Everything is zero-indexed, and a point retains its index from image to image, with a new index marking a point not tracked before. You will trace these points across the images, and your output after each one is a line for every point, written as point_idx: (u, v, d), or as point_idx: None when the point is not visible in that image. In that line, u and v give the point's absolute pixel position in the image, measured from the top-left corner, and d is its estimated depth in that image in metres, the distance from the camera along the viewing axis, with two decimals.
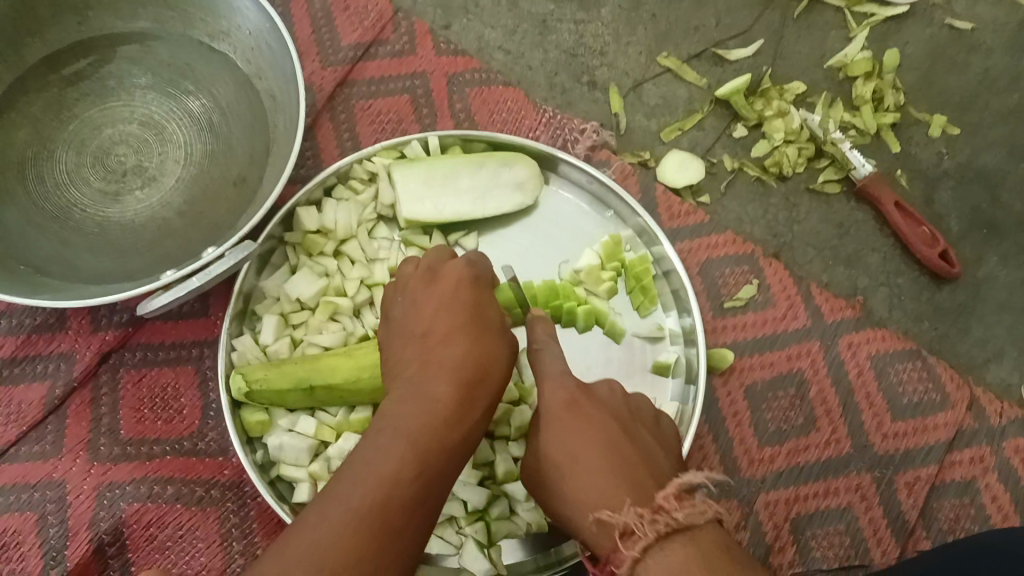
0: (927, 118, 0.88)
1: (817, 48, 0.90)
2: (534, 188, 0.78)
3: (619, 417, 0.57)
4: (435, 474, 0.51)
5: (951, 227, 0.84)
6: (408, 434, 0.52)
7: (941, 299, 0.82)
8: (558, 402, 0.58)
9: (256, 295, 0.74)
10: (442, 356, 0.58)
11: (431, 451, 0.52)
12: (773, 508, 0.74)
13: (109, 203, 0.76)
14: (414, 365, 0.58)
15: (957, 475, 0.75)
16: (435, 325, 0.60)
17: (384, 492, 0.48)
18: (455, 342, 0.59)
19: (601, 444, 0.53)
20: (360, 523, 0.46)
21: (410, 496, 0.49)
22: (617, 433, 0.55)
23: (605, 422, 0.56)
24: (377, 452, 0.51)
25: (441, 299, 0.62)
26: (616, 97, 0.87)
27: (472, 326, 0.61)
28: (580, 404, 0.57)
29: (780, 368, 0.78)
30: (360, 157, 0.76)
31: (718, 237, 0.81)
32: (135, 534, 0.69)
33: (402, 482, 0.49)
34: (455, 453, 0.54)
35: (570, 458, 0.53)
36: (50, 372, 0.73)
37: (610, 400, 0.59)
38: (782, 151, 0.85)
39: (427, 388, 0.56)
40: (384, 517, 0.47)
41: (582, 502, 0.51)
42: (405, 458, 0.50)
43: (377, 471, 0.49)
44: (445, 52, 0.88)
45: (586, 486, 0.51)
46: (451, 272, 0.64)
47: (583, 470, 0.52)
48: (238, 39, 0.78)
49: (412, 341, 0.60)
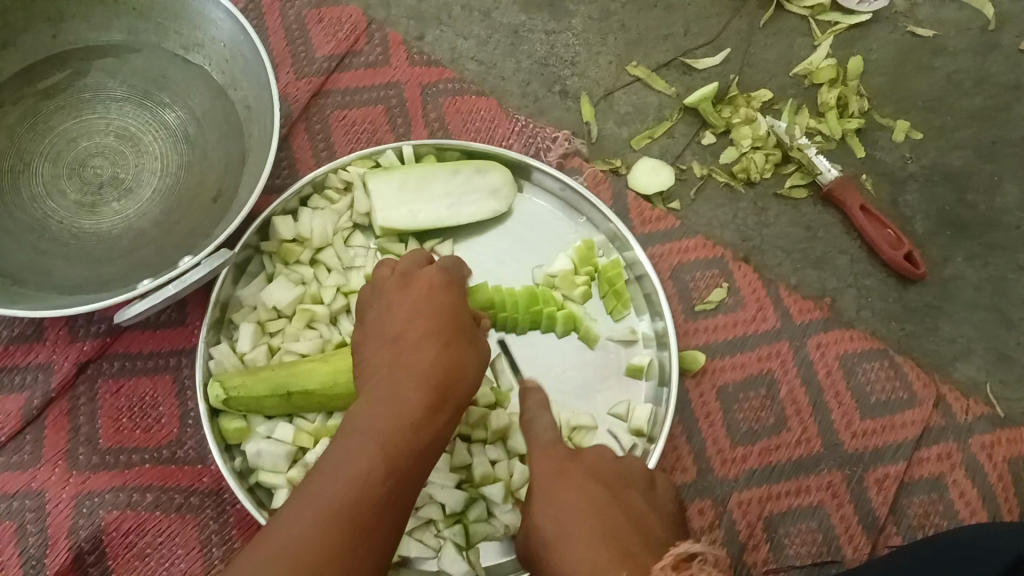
0: (891, 124, 0.90)
1: (784, 56, 0.93)
2: (507, 194, 0.79)
3: (610, 480, 0.58)
4: (407, 475, 0.53)
5: (917, 229, 0.87)
6: (378, 435, 0.53)
7: (908, 299, 0.84)
8: (545, 471, 0.59)
9: (233, 303, 0.74)
10: (413, 360, 0.57)
11: (399, 454, 0.53)
12: (746, 507, 0.76)
13: (85, 214, 0.77)
14: (384, 367, 0.58)
15: (925, 471, 0.77)
16: (408, 328, 0.59)
17: (355, 494, 0.50)
18: (427, 345, 0.58)
19: (591, 512, 0.53)
20: (333, 522, 0.49)
21: (381, 498, 0.51)
22: (606, 499, 0.54)
23: (595, 486, 0.56)
24: (347, 454, 0.52)
25: (413, 302, 0.61)
26: (588, 106, 0.89)
27: (444, 328, 0.60)
28: (565, 471, 0.58)
29: (751, 368, 0.79)
30: (335, 166, 0.76)
31: (689, 241, 0.83)
32: (114, 542, 0.70)
33: (372, 483, 0.51)
34: (426, 454, 0.55)
35: (558, 529, 0.53)
36: (28, 382, 0.73)
37: (602, 466, 0.59)
38: (750, 157, 0.87)
39: (397, 393, 0.56)
40: (354, 516, 0.50)
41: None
42: (374, 459, 0.52)
43: (347, 472, 0.51)
44: (419, 62, 0.89)
45: (576, 558, 0.50)
46: (425, 275, 0.63)
47: (573, 539, 0.52)
48: (213, 51, 0.78)
49: (384, 343, 0.60)
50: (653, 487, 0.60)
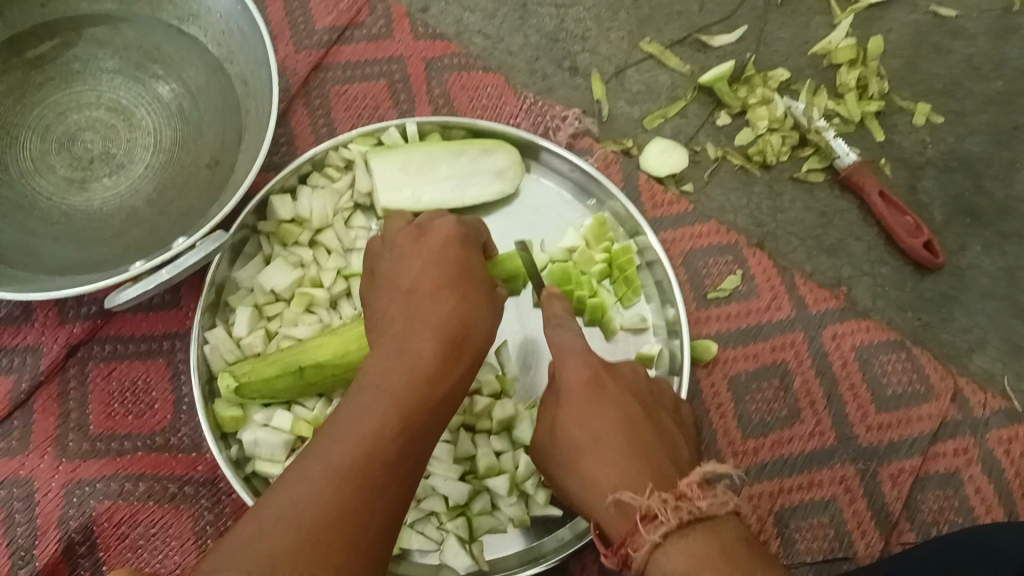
0: (911, 107, 0.87)
1: (801, 34, 0.89)
2: (514, 176, 0.76)
3: (641, 400, 0.57)
4: (421, 429, 0.51)
5: (935, 216, 0.84)
6: (392, 390, 0.50)
7: (925, 289, 0.81)
8: (577, 379, 0.57)
9: (228, 286, 0.72)
10: (427, 313, 0.56)
11: (414, 406, 0.50)
12: (757, 500, 0.73)
13: (75, 191, 0.74)
14: (398, 321, 0.56)
15: (941, 466, 0.75)
16: (421, 281, 0.58)
17: (367, 448, 0.47)
18: (442, 298, 0.57)
19: (621, 427, 0.52)
20: (345, 478, 0.45)
21: (394, 453, 0.48)
22: (637, 415, 0.54)
23: (626, 404, 0.55)
24: (359, 408, 0.49)
25: (427, 255, 0.60)
26: (598, 84, 0.86)
27: (458, 282, 0.59)
28: (600, 384, 0.56)
29: (764, 359, 0.77)
30: (335, 144, 0.73)
31: (702, 226, 0.81)
32: (106, 533, 0.67)
33: (384, 438, 0.48)
34: (441, 407, 0.52)
35: (590, 434, 0.53)
36: (16, 365, 0.71)
37: (633, 383, 0.59)
38: (765, 139, 0.84)
39: (411, 345, 0.54)
40: (366, 469, 0.46)
41: (599, 483, 0.50)
42: (386, 412, 0.49)
43: (359, 427, 0.48)
44: (423, 36, 0.86)
45: (603, 465, 0.51)
46: (439, 228, 0.61)
47: (603, 448, 0.52)
48: (208, 22, 0.75)
49: (397, 296, 0.58)
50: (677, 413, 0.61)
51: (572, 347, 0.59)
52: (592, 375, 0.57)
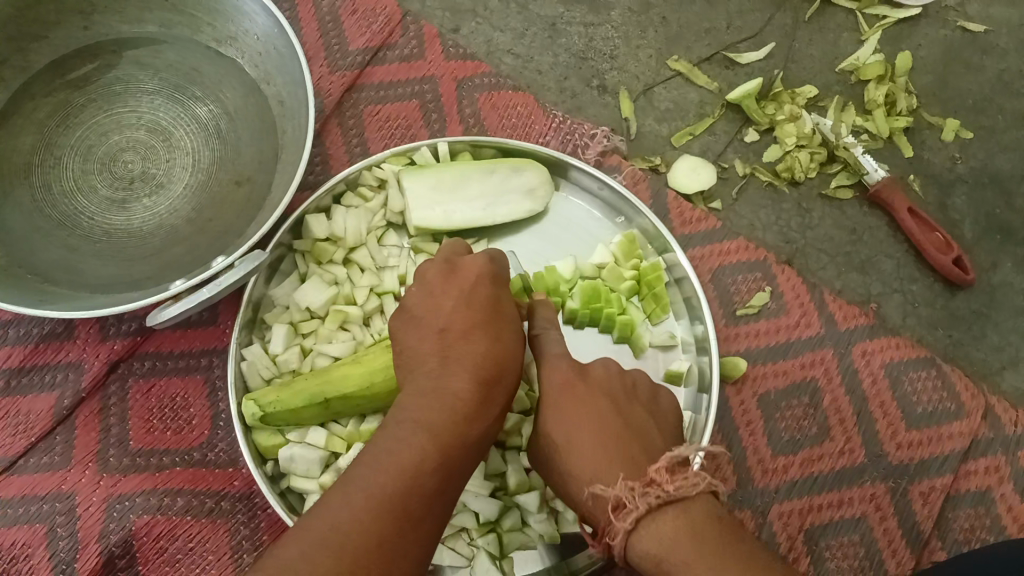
0: (940, 123, 0.87)
1: (830, 51, 0.90)
2: (544, 194, 0.77)
3: (613, 393, 0.60)
4: (456, 468, 0.53)
5: (965, 233, 0.84)
6: (429, 427, 0.53)
7: (955, 305, 0.81)
8: (554, 380, 0.60)
9: (265, 303, 0.74)
10: (462, 353, 0.58)
11: (452, 446, 0.53)
12: (786, 518, 0.74)
13: (116, 210, 0.76)
14: (432, 359, 0.58)
15: (972, 484, 0.75)
16: (454, 321, 0.60)
17: (408, 483, 0.50)
18: (475, 338, 0.59)
19: (593, 424, 0.56)
20: (386, 512, 0.48)
21: (431, 487, 0.51)
22: (613, 412, 0.57)
23: (601, 396, 0.59)
24: (398, 442, 0.52)
25: (458, 291, 0.62)
26: (627, 102, 0.87)
27: (490, 322, 0.61)
28: (574, 384, 0.59)
29: (793, 376, 0.77)
30: (369, 163, 0.75)
31: (730, 243, 0.81)
32: (145, 547, 0.69)
33: (424, 473, 0.51)
34: (475, 447, 0.55)
35: (565, 435, 0.57)
36: (58, 382, 0.73)
37: (606, 379, 0.61)
38: (794, 156, 0.84)
39: (446, 384, 0.56)
40: (405, 505, 0.49)
41: (577, 476, 0.55)
42: (429, 451, 0.52)
43: (400, 462, 0.51)
44: (453, 56, 0.87)
45: (579, 461, 0.55)
46: (472, 262, 0.64)
47: (578, 441, 0.56)
48: (246, 44, 0.77)
49: (429, 334, 0.60)
50: (652, 396, 0.63)
51: (551, 348, 0.62)
52: (566, 373, 0.60)
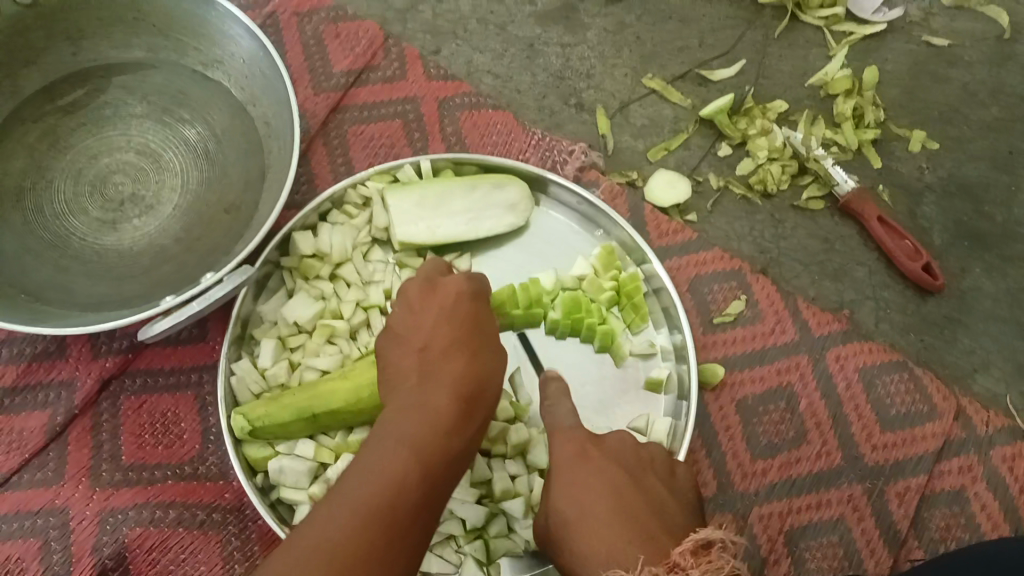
0: (907, 134, 0.90)
1: (799, 67, 0.93)
2: (525, 209, 0.79)
3: (630, 469, 0.60)
4: (440, 479, 0.55)
5: (934, 240, 0.86)
6: (412, 440, 0.55)
7: (926, 310, 0.83)
8: (568, 457, 0.61)
9: (254, 319, 0.75)
10: (443, 369, 0.60)
11: (435, 456, 0.55)
12: (767, 521, 0.76)
13: (106, 231, 0.77)
14: (413, 376, 0.60)
15: (946, 484, 0.77)
16: (434, 338, 0.62)
17: (394, 494, 0.52)
18: (454, 356, 0.61)
19: (611, 504, 0.56)
20: (373, 521, 0.50)
21: (417, 497, 0.53)
22: (629, 489, 0.57)
23: (617, 472, 0.59)
24: (382, 455, 0.54)
25: (438, 310, 0.64)
26: (604, 119, 0.89)
27: (469, 340, 0.63)
28: (589, 460, 0.60)
29: (771, 382, 0.79)
30: (354, 182, 0.77)
31: (706, 253, 0.84)
32: (138, 559, 0.70)
33: (409, 484, 0.53)
34: (459, 460, 0.57)
35: (580, 514, 0.56)
36: (51, 400, 0.74)
37: (622, 456, 0.62)
38: (766, 168, 0.87)
39: (429, 398, 0.58)
40: (393, 517, 0.51)
41: (590, 558, 0.53)
42: (413, 462, 0.54)
43: (384, 473, 0.53)
44: (435, 77, 0.89)
45: (592, 539, 0.54)
46: (451, 283, 0.66)
47: (593, 519, 0.55)
48: (232, 67, 0.79)
49: (411, 351, 0.62)
50: (667, 470, 0.63)
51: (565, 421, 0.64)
52: (581, 451, 0.61)
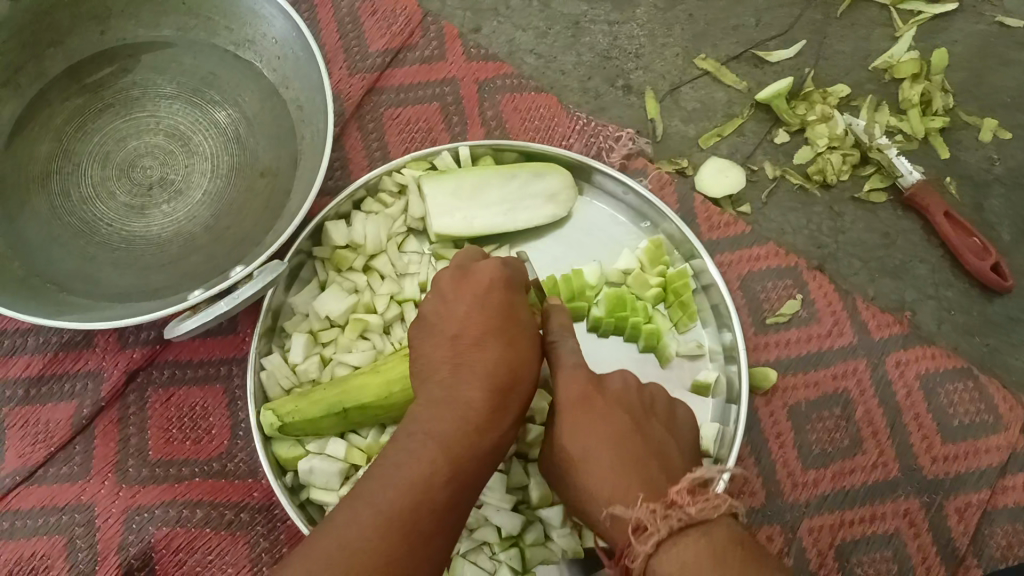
0: (978, 122, 0.84)
1: (862, 48, 0.87)
2: (567, 199, 0.75)
3: (630, 408, 0.59)
4: (468, 479, 0.52)
5: (1003, 237, 0.81)
6: (438, 439, 0.52)
7: (993, 312, 0.78)
8: (570, 395, 0.58)
9: (285, 311, 0.73)
10: (474, 361, 0.57)
11: (463, 457, 0.52)
12: (816, 534, 0.72)
13: (134, 218, 0.75)
14: (444, 366, 0.57)
15: (1010, 500, 0.72)
16: (468, 326, 0.58)
17: (418, 498, 0.49)
18: (489, 345, 0.57)
19: (613, 443, 0.55)
20: (396, 529, 0.47)
21: (442, 501, 0.50)
22: (629, 429, 0.56)
23: (618, 412, 0.58)
24: (407, 455, 0.51)
25: (472, 296, 0.60)
26: (652, 103, 0.84)
27: (505, 329, 0.59)
28: (592, 398, 0.58)
29: (824, 387, 0.75)
30: (389, 169, 0.73)
31: (760, 249, 0.79)
32: (164, 559, 0.68)
33: (435, 488, 0.50)
34: (488, 458, 0.54)
35: (582, 452, 0.56)
36: (78, 390, 0.72)
37: (623, 393, 0.60)
38: (826, 158, 0.82)
39: (459, 394, 0.55)
40: (416, 520, 0.48)
41: (595, 497, 0.54)
42: (439, 463, 0.51)
43: (408, 474, 0.50)
44: (475, 57, 0.85)
45: (595, 481, 0.54)
46: (484, 272, 0.61)
47: (596, 461, 0.55)
48: (263, 48, 0.76)
49: (443, 341, 0.59)
50: (670, 412, 0.62)
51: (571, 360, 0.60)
52: (582, 387, 0.58)
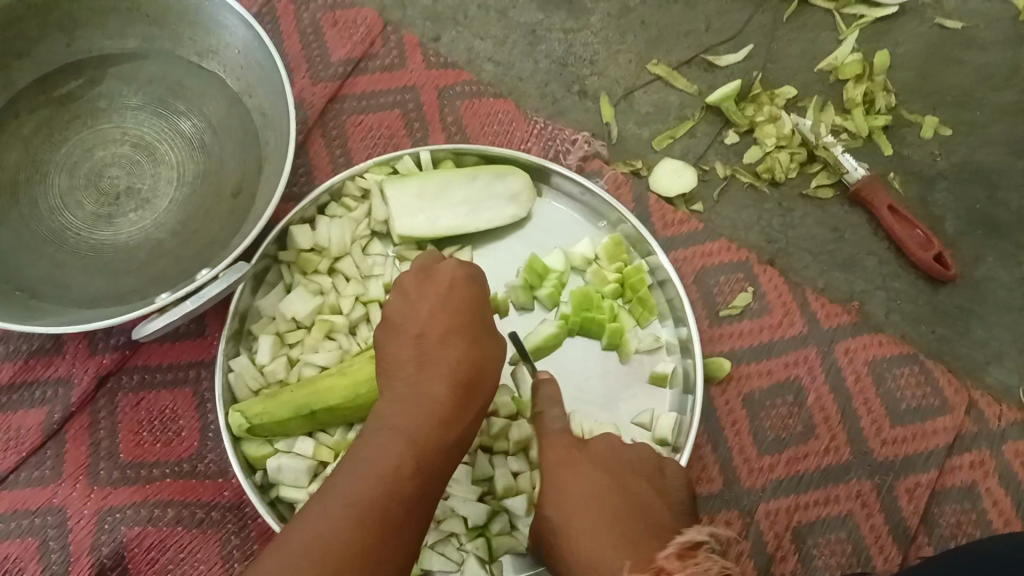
0: (919, 120, 0.88)
1: (808, 51, 0.90)
2: (527, 200, 0.78)
3: (615, 466, 0.59)
4: (436, 470, 0.54)
5: (946, 228, 0.84)
6: (407, 432, 0.54)
7: (938, 301, 0.82)
8: (558, 461, 0.59)
9: (251, 314, 0.74)
10: (439, 356, 0.59)
11: (430, 448, 0.54)
12: (774, 517, 0.74)
13: (102, 226, 0.76)
14: (410, 365, 0.59)
15: (958, 479, 0.75)
16: (430, 326, 0.61)
17: (388, 489, 0.51)
18: (453, 342, 0.60)
19: (596, 506, 0.54)
20: (366, 517, 0.49)
21: (410, 492, 0.52)
22: (614, 486, 0.56)
23: (603, 474, 0.57)
24: (377, 449, 0.53)
25: (434, 298, 0.62)
26: (607, 106, 0.87)
27: (468, 326, 0.61)
28: (577, 462, 0.59)
29: (778, 375, 0.78)
30: (353, 173, 0.76)
31: (713, 244, 0.82)
32: (137, 558, 0.69)
33: (403, 478, 0.52)
34: (454, 448, 0.56)
35: (568, 518, 0.55)
36: (47, 397, 0.73)
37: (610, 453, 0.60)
38: (775, 156, 0.85)
39: (425, 387, 0.57)
40: (386, 510, 0.50)
41: (583, 564, 0.53)
42: (405, 455, 0.53)
43: (379, 469, 0.52)
44: (435, 65, 0.88)
45: (583, 546, 0.53)
46: (446, 270, 0.64)
47: (579, 526, 0.54)
48: (227, 58, 0.78)
49: (406, 339, 0.61)
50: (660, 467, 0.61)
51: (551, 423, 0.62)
52: (567, 453, 0.59)
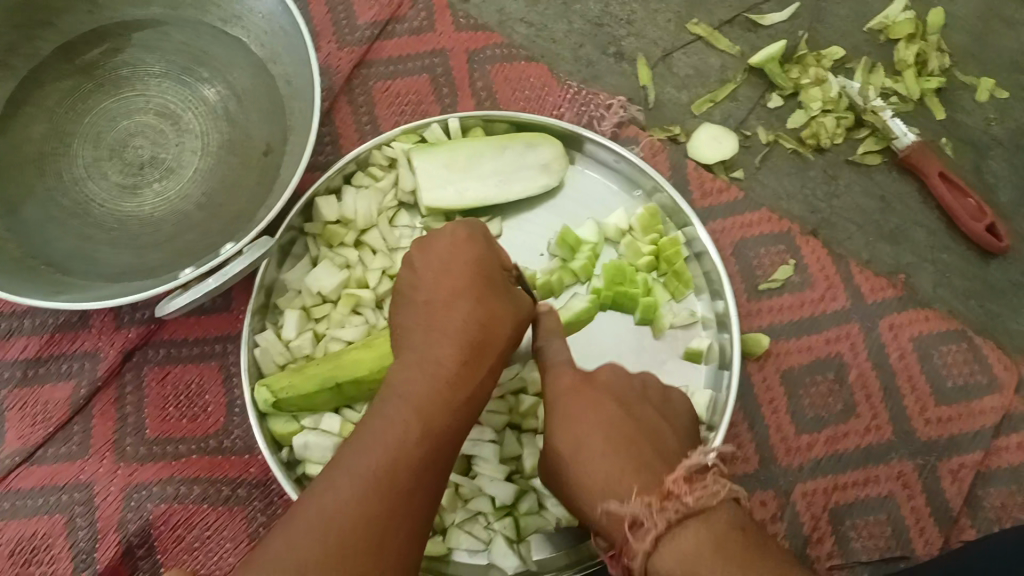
0: (974, 82, 0.83)
1: (858, 9, 0.86)
2: (559, 168, 0.75)
3: (623, 396, 0.58)
4: (444, 440, 0.52)
5: (1000, 197, 0.80)
6: (414, 400, 0.52)
7: (990, 274, 0.78)
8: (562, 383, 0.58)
9: (278, 287, 0.73)
10: (445, 320, 0.57)
11: (436, 416, 0.52)
12: (810, 498, 0.72)
13: (127, 197, 0.75)
14: (417, 330, 0.58)
15: (1004, 462, 0.72)
16: (436, 291, 0.59)
17: (392, 459, 0.49)
18: (459, 305, 0.58)
19: (604, 429, 0.54)
20: (374, 490, 0.47)
21: (418, 459, 0.50)
22: (618, 411, 0.56)
23: (610, 402, 0.57)
24: (382, 420, 0.51)
25: (438, 261, 0.60)
26: (644, 69, 0.84)
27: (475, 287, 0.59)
28: (581, 389, 0.58)
29: (819, 352, 0.75)
30: (378, 143, 0.74)
31: (753, 214, 0.79)
32: (163, 536, 0.70)
33: (409, 447, 0.50)
34: (466, 411, 0.54)
35: (573, 447, 0.54)
36: (74, 371, 0.73)
37: (616, 382, 0.59)
38: (819, 121, 0.81)
39: (431, 352, 0.55)
40: (393, 479, 0.48)
41: (589, 491, 0.52)
42: (410, 423, 0.51)
43: (383, 440, 0.50)
44: (464, 27, 0.85)
45: (592, 468, 0.52)
46: (450, 231, 0.62)
47: (586, 446, 0.54)
48: (250, 23, 0.75)
49: (416, 308, 0.59)
50: (664, 400, 0.61)
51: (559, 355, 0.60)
52: (576, 378, 0.59)
